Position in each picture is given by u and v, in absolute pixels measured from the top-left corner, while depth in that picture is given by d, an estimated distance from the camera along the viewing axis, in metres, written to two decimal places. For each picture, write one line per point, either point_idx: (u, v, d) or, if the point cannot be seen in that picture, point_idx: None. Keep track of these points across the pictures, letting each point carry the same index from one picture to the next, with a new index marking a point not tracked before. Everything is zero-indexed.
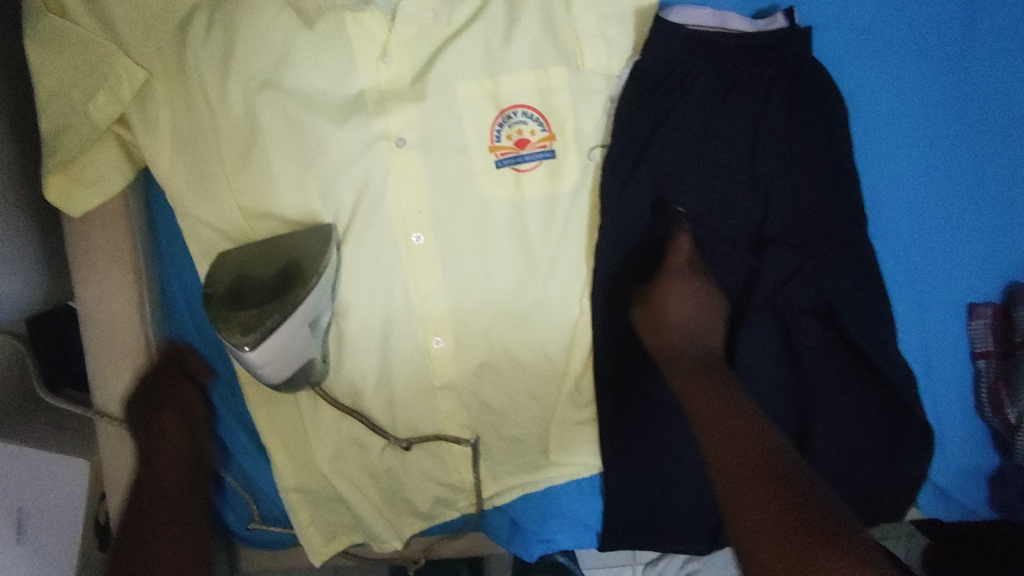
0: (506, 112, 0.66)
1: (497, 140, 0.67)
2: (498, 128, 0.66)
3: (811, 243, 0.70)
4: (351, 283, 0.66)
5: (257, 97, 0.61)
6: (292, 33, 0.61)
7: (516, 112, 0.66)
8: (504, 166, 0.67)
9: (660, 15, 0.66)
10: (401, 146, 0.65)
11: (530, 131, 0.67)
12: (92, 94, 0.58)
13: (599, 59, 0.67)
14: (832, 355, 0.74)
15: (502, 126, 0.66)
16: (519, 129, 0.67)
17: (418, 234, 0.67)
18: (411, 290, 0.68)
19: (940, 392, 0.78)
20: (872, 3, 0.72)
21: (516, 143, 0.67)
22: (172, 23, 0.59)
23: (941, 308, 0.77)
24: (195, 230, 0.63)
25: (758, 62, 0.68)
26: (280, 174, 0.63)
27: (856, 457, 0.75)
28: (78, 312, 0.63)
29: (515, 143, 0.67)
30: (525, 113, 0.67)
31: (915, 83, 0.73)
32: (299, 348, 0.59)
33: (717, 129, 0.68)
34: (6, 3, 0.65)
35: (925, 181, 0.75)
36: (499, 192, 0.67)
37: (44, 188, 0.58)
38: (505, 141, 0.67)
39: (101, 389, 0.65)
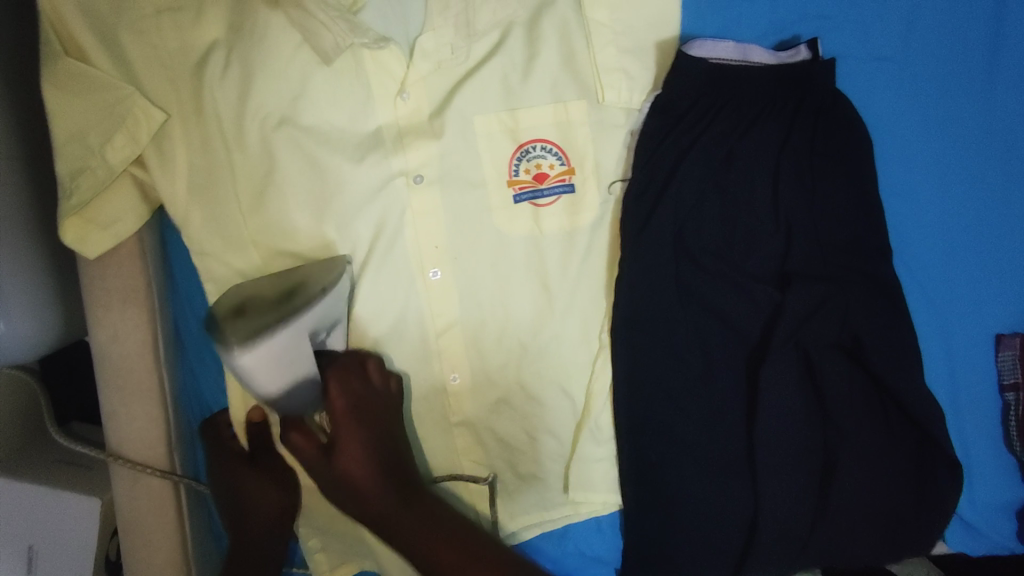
0: (528, 145, 0.65)
1: (515, 174, 0.65)
2: (517, 162, 0.65)
3: (835, 277, 0.68)
4: (369, 320, 0.66)
5: (275, 136, 0.60)
6: (309, 70, 0.60)
7: (536, 146, 0.65)
8: (522, 201, 0.66)
9: (680, 49, 0.66)
10: (419, 182, 0.64)
11: (549, 166, 0.66)
12: (109, 136, 0.57)
13: (619, 94, 0.66)
14: (856, 389, 0.71)
15: (520, 160, 0.65)
16: (536, 161, 0.66)
17: (435, 270, 0.65)
18: (427, 326, 0.67)
19: (971, 426, 0.75)
20: (896, 34, 0.71)
21: (534, 177, 0.66)
22: (190, 63, 0.59)
23: (970, 340, 0.75)
24: (213, 269, 0.63)
25: (781, 94, 0.66)
26: (296, 211, 0.62)
27: (882, 495, 0.71)
28: (94, 353, 0.62)
29: (534, 177, 0.66)
30: (547, 147, 0.66)
31: (942, 112, 0.72)
32: (302, 357, 0.56)
33: (739, 162, 0.67)
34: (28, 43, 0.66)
35: (951, 212, 0.73)
36: (517, 227, 0.66)
37: (61, 231, 0.58)
38: (523, 175, 0.66)
39: (114, 432, 0.63)
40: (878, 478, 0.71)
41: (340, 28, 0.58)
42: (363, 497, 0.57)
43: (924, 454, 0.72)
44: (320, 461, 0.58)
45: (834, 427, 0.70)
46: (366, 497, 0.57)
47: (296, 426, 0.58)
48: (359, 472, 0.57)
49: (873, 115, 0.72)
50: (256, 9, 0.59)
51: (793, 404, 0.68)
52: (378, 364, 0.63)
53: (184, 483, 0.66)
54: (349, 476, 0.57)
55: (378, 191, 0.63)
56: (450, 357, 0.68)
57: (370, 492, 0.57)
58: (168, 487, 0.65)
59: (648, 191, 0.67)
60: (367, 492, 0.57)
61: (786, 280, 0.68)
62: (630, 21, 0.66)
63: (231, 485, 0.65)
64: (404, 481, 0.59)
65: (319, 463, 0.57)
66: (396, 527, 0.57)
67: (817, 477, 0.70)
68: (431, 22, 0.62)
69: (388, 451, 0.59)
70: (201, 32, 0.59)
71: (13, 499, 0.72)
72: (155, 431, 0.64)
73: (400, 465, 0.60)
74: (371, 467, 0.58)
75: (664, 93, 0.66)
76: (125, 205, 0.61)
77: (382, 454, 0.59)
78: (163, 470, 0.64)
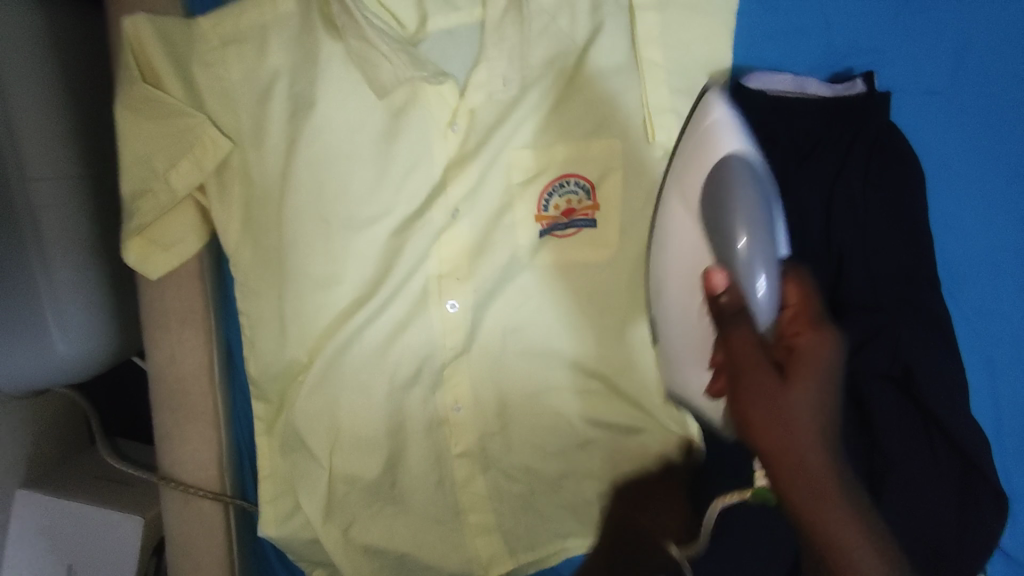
0: (558, 180, 0.63)
1: (544, 210, 0.63)
2: (547, 198, 0.63)
3: (887, 307, 0.67)
4: (409, 352, 0.64)
5: (325, 167, 0.60)
6: (367, 100, 0.61)
7: (566, 181, 0.63)
8: (545, 237, 0.64)
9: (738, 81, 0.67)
10: (456, 216, 0.63)
11: (578, 201, 0.63)
12: (175, 161, 0.57)
13: (670, 132, 0.62)
14: (905, 422, 0.68)
15: (551, 195, 0.63)
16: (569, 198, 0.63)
17: (453, 302, 0.63)
18: (447, 361, 0.65)
19: (1014, 460, 0.75)
20: (946, 67, 0.71)
21: (563, 213, 0.63)
22: (252, 92, 0.59)
23: (1016, 374, 0.74)
24: (267, 292, 0.63)
25: (837, 127, 0.68)
26: (347, 239, 0.62)
27: (925, 530, 0.67)
28: (150, 373, 0.63)
29: (562, 213, 0.63)
30: (575, 183, 0.63)
31: (992, 146, 0.72)
32: (749, 215, 0.52)
33: (795, 194, 0.68)
34: (97, 75, 0.69)
35: (998, 244, 0.73)
36: (559, 263, 0.64)
37: (124, 251, 0.59)
38: (553, 211, 0.63)
39: (167, 451, 0.65)
40: (931, 514, 0.67)
41: (400, 61, 0.58)
42: (785, 451, 0.47)
43: (974, 487, 0.68)
44: (772, 384, 0.48)
45: (885, 459, 0.67)
46: (798, 452, 0.47)
47: (730, 322, 0.51)
48: (813, 439, 0.47)
49: (923, 146, 0.72)
50: (317, 41, 0.59)
51: (839, 433, 0.68)
52: (800, 289, 0.54)
53: (235, 504, 0.66)
54: (794, 416, 0.47)
55: (409, 226, 0.62)
56: (478, 391, 0.66)
57: (810, 466, 0.47)
58: (219, 509, 0.66)
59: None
60: (797, 436, 0.47)
61: (838, 310, 0.68)
62: (683, 60, 0.63)
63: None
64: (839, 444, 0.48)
65: (769, 388, 0.48)
66: (824, 509, 0.47)
67: None
68: (486, 54, 0.62)
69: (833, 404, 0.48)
70: (264, 64, 0.59)
71: (58, 517, 0.71)
72: (209, 453, 0.65)
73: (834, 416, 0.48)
74: (817, 419, 0.47)
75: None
76: (185, 225, 0.61)
77: (824, 411, 0.47)
78: (214, 491, 0.65)
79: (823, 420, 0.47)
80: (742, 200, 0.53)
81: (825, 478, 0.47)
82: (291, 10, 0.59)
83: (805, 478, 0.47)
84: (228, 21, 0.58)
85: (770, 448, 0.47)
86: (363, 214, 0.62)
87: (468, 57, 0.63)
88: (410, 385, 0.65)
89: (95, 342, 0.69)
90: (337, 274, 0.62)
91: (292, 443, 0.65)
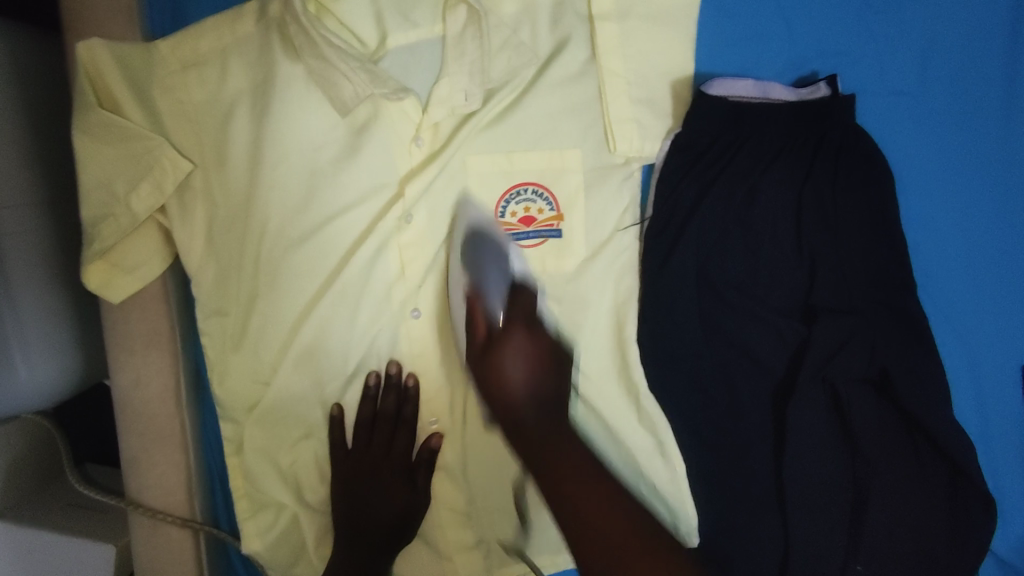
0: (516, 188, 0.64)
1: (502, 217, 0.64)
2: (505, 205, 0.64)
3: (861, 309, 0.66)
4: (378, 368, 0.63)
5: (286, 185, 0.60)
6: (327, 117, 0.61)
7: (526, 189, 0.64)
8: None
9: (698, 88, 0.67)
10: (411, 224, 0.62)
11: (538, 210, 0.64)
12: (134, 185, 0.57)
13: (631, 143, 0.65)
14: (887, 427, 0.67)
15: (508, 203, 0.64)
16: (525, 204, 0.64)
17: (416, 309, 0.63)
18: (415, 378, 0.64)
19: (1000, 460, 0.73)
20: (912, 68, 0.71)
21: (522, 221, 0.64)
22: (214, 113, 0.60)
23: (997, 372, 0.73)
24: (233, 311, 0.63)
25: (802, 131, 0.67)
26: (310, 256, 0.62)
27: (913, 538, 0.65)
28: (115, 397, 0.63)
29: (521, 220, 0.64)
30: (533, 190, 0.64)
31: (959, 144, 0.72)
32: (492, 278, 0.58)
33: (763, 199, 0.67)
34: (60, 102, 0.69)
35: (970, 241, 0.73)
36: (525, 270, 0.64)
37: (85, 276, 0.59)
38: (511, 218, 0.64)
39: (134, 476, 0.64)
40: (916, 517, 0.66)
41: (360, 78, 0.58)
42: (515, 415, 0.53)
43: (961, 492, 0.66)
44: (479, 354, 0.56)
45: (867, 462, 0.66)
46: (515, 417, 0.53)
47: (475, 315, 0.57)
48: (522, 392, 0.54)
49: (893, 146, 0.72)
50: (276, 62, 0.60)
51: (820, 439, 0.66)
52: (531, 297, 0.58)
53: (204, 530, 0.65)
54: (508, 395, 0.54)
55: (370, 238, 0.62)
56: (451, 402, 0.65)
57: (524, 419, 0.53)
58: (189, 535, 0.65)
59: (670, 227, 0.68)
60: (517, 411, 0.53)
61: (811, 314, 0.67)
62: (643, 73, 0.65)
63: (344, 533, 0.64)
64: (549, 405, 0.54)
65: (478, 358, 0.56)
66: (553, 453, 0.51)
67: (848, 515, 0.66)
68: (447, 68, 0.62)
69: (547, 369, 0.55)
70: (225, 86, 0.60)
71: (31, 547, 0.70)
72: (177, 475, 0.65)
73: (552, 381, 0.55)
74: (529, 386, 0.54)
75: (683, 133, 0.67)
76: (148, 248, 0.61)
77: (539, 382, 0.54)
78: (183, 517, 0.65)
79: (539, 391, 0.54)
80: (486, 270, 0.58)
81: (528, 423, 0.53)
82: (250, 32, 0.60)
83: (522, 433, 0.52)
84: (187, 43, 0.59)
85: (506, 422, 0.54)
86: (323, 232, 0.61)
87: (429, 74, 0.63)
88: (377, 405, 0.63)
89: (62, 369, 0.71)
90: (300, 291, 0.62)
91: (261, 466, 0.63)
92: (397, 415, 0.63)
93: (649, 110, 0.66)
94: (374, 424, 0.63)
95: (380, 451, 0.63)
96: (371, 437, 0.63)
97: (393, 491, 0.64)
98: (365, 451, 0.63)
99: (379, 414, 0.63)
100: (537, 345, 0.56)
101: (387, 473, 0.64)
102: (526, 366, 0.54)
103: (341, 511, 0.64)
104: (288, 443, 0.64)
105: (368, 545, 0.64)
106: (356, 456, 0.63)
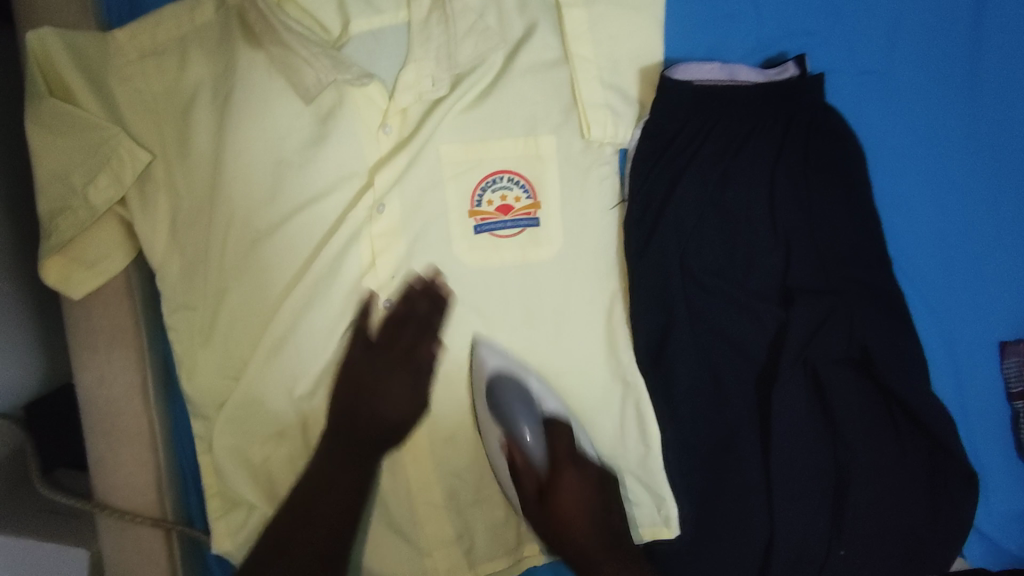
0: (491, 176, 0.63)
1: (477, 205, 0.62)
2: (480, 193, 0.62)
3: (838, 289, 0.65)
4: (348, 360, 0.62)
5: (250, 173, 0.59)
6: (291, 102, 0.60)
7: (501, 176, 0.63)
8: (483, 232, 0.63)
9: (664, 73, 0.66)
10: (383, 213, 0.61)
11: (514, 198, 0.63)
12: (92, 176, 0.56)
13: (605, 129, 0.64)
14: (868, 408, 0.66)
15: (484, 190, 0.63)
16: (502, 194, 0.63)
17: (390, 300, 0.62)
18: None
19: (980, 436, 0.73)
20: (881, 46, 0.72)
21: (498, 209, 0.63)
22: (175, 104, 0.59)
23: (972, 349, 0.73)
24: (199, 305, 0.61)
25: (774, 112, 0.67)
26: (276, 249, 0.60)
27: (895, 517, 0.65)
28: (80, 396, 0.61)
29: (497, 208, 0.63)
30: (509, 178, 0.63)
31: (928, 122, 0.72)
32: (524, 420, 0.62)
33: (736, 182, 0.67)
34: (15, 101, 0.68)
35: (943, 219, 0.73)
36: (501, 257, 0.63)
37: (43, 271, 0.57)
38: (486, 206, 0.63)
39: (102, 478, 0.62)
40: (898, 497, 0.65)
41: (322, 63, 0.58)
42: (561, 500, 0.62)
43: (941, 468, 0.66)
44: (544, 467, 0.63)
45: (848, 443, 0.65)
46: (563, 521, 0.63)
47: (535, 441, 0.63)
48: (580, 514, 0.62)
49: (864, 126, 0.72)
50: (238, 49, 0.59)
51: (801, 422, 0.65)
52: (568, 430, 0.63)
53: (178, 529, 0.64)
54: (563, 498, 0.62)
55: (340, 227, 0.61)
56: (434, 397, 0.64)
57: (573, 530, 0.62)
58: (161, 535, 0.63)
59: (646, 220, 0.67)
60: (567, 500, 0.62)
61: (789, 297, 0.66)
62: (612, 57, 0.64)
63: (276, 532, 0.59)
64: (590, 516, 0.63)
65: (535, 484, 0.63)
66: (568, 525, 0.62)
67: (830, 498, 0.65)
68: (413, 54, 0.61)
69: (595, 491, 0.63)
70: (186, 76, 0.59)
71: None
72: (145, 474, 0.63)
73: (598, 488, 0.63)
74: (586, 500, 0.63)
75: (651, 120, 0.66)
76: (109, 241, 0.60)
77: (588, 491, 0.63)
78: (154, 517, 0.63)
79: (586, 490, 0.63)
80: (515, 410, 0.62)
81: (572, 530, 0.62)
82: (210, 21, 0.59)
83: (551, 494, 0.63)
84: (145, 32, 0.58)
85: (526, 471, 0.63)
86: (291, 222, 0.60)
87: (395, 60, 0.63)
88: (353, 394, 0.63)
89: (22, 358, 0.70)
90: (268, 283, 0.61)
91: (231, 464, 0.62)
92: (427, 322, 0.62)
93: (619, 95, 0.65)
94: (400, 323, 0.61)
95: (404, 352, 0.61)
96: (394, 335, 0.61)
97: (404, 401, 0.62)
98: (387, 349, 0.61)
99: (410, 314, 0.61)
100: (587, 475, 0.63)
101: (399, 374, 0.61)
102: (581, 490, 0.62)
103: (344, 409, 0.61)
104: (258, 440, 0.62)
105: (310, 521, 0.59)
106: (377, 349, 0.61)
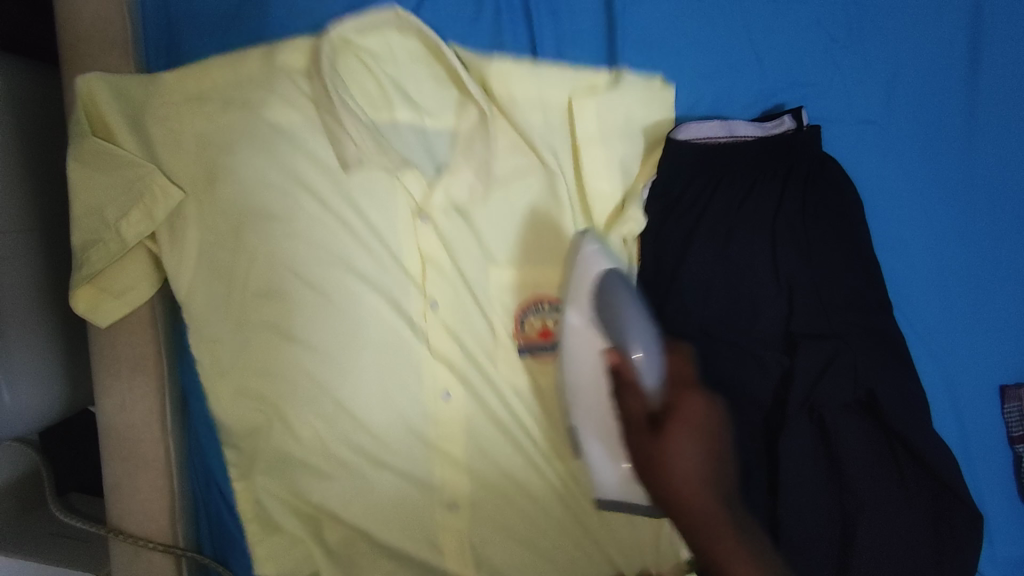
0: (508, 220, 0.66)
1: (521, 329, 0.65)
2: (525, 317, 0.65)
3: (841, 333, 0.67)
4: (357, 394, 0.62)
5: (274, 209, 0.62)
6: (314, 142, 0.63)
7: (549, 304, 0.66)
8: (527, 318, 0.65)
9: (669, 134, 0.71)
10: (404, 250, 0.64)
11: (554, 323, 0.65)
12: (124, 211, 0.60)
13: (601, 181, 0.67)
14: (873, 450, 0.67)
15: (530, 313, 0.65)
16: (540, 272, 0.66)
17: (447, 391, 0.63)
18: (395, 397, 0.63)
19: (983, 480, 0.73)
20: (878, 99, 0.75)
21: (541, 333, 0.65)
22: (205, 144, 0.63)
23: (974, 392, 0.74)
24: (218, 337, 0.63)
25: (774, 166, 0.70)
26: (292, 282, 0.62)
27: (903, 564, 0.65)
28: (102, 421, 0.64)
29: (541, 334, 0.65)
30: (548, 305, 0.66)
31: (924, 171, 0.75)
32: (636, 334, 0.51)
33: (741, 234, 0.69)
34: (58, 139, 0.72)
35: (942, 262, 0.75)
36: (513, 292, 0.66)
37: (72, 298, 0.61)
38: (529, 330, 0.65)
39: (119, 504, 0.64)
40: (903, 541, 0.65)
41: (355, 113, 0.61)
42: None
43: (946, 513, 0.66)
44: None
45: (852, 488, 0.66)
46: (680, 491, 0.45)
47: (626, 389, 0.50)
48: None
49: (864, 176, 0.75)
50: (267, 93, 0.63)
51: (807, 466, 0.66)
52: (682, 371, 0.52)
53: (187, 557, 0.65)
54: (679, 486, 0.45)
55: (359, 260, 0.63)
56: None
57: (687, 499, 0.45)
58: (171, 562, 0.64)
59: (661, 280, 0.71)
60: None
61: (792, 343, 0.68)
62: (614, 114, 0.68)
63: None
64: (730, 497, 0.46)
65: None
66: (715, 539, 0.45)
67: (838, 543, 0.66)
68: None
69: (720, 448, 0.46)
70: (217, 118, 0.63)
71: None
72: (159, 502, 0.64)
73: (731, 502, 0.46)
74: None
75: (659, 178, 0.71)
76: (137, 274, 0.63)
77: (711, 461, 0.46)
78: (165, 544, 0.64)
79: None
80: (624, 312, 0.52)
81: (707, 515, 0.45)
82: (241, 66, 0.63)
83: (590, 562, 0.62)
84: (179, 76, 0.62)
85: (667, 498, 0.46)
86: (310, 256, 0.62)
87: (440, 154, 0.67)
88: (361, 431, 0.63)
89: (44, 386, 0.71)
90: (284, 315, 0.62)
91: (246, 492, 0.64)
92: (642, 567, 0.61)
93: (628, 152, 0.69)
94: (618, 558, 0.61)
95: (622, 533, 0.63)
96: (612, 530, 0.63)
97: None
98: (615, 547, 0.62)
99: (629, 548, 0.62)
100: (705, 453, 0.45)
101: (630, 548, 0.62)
102: None
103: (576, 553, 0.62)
104: (271, 469, 0.64)
105: None
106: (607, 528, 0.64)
